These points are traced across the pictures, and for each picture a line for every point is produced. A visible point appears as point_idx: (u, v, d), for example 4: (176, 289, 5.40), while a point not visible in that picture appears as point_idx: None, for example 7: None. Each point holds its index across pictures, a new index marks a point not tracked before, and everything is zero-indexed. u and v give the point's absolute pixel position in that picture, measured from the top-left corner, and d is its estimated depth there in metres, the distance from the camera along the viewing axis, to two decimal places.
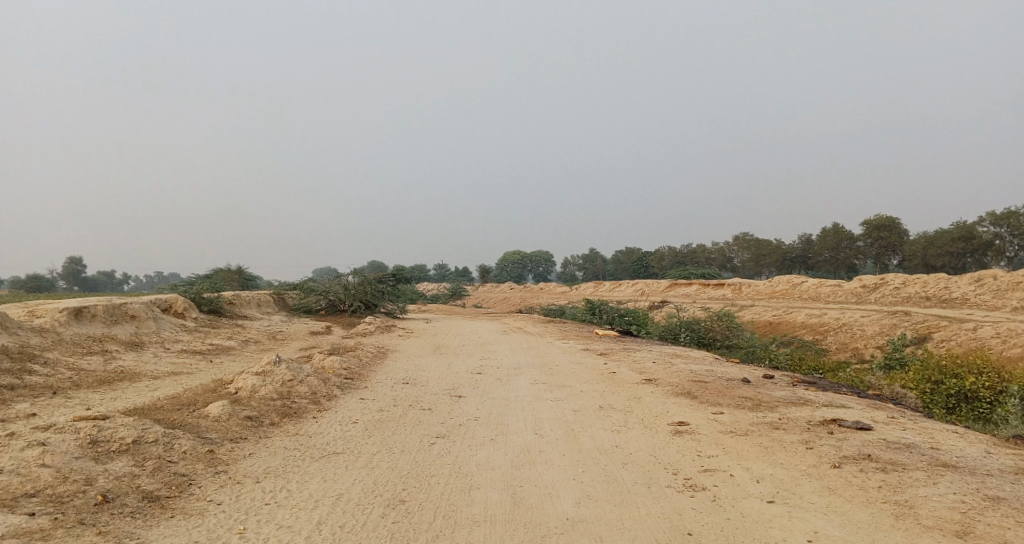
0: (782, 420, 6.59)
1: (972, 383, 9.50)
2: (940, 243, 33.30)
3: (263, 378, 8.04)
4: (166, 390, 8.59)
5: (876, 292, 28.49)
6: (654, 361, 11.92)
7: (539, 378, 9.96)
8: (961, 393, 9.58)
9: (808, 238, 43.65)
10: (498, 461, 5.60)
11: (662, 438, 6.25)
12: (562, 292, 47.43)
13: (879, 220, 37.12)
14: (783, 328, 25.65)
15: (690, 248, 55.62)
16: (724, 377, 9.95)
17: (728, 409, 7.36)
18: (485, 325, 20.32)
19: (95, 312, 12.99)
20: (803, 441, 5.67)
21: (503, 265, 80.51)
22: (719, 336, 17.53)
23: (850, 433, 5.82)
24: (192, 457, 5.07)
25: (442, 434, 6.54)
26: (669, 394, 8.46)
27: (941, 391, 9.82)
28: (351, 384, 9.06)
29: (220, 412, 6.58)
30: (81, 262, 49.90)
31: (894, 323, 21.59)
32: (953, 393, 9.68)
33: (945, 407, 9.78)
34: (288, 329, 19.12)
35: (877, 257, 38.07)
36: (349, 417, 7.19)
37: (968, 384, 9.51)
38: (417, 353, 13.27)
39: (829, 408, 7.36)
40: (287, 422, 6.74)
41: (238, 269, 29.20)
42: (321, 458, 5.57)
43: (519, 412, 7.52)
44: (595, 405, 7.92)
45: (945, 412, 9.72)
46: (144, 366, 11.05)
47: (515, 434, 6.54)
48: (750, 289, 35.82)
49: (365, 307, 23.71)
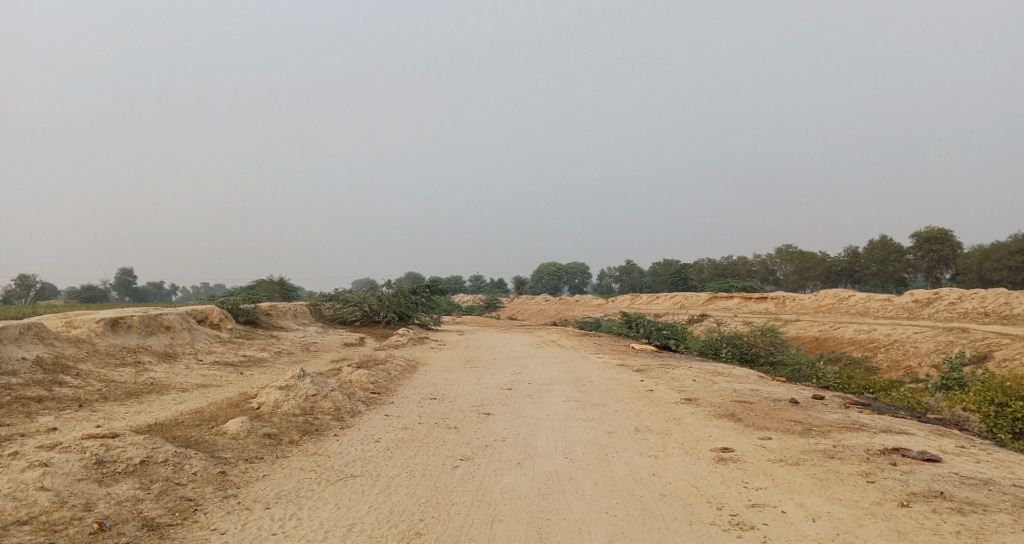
0: (838, 448, 6.01)
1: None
2: (996, 256, 31.74)
3: (285, 392, 7.82)
4: (191, 404, 8.45)
5: (929, 307, 27.14)
6: (694, 379, 11.36)
7: (572, 396, 9.51)
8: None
9: (854, 250, 42.13)
10: (525, 489, 5.21)
11: (704, 467, 5.74)
12: (597, 305, 46.81)
13: (930, 233, 35.57)
14: (830, 344, 24.60)
15: (731, 260, 54.38)
16: (770, 398, 9.35)
17: (776, 434, 6.80)
18: (519, 338, 19.96)
19: (131, 323, 13.06)
20: (863, 474, 5.11)
21: (539, 277, 80.20)
22: (762, 352, 16.78)
23: (917, 466, 5.22)
24: (202, 480, 4.82)
25: (466, 456, 6.17)
26: (711, 416, 7.92)
27: (1007, 415, 9.05)
28: (377, 399, 8.79)
29: (238, 429, 6.35)
30: (132, 273, 51.58)
31: (950, 341, 20.42)
32: (1021, 417, 8.93)
33: (1012, 433, 9.01)
34: (322, 340, 19.07)
35: (928, 271, 36.49)
36: (371, 435, 6.88)
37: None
38: (448, 366, 12.99)
39: (888, 435, 6.75)
40: (306, 441, 6.47)
41: (278, 280, 29.56)
42: (337, 482, 5.26)
43: (550, 433, 7.11)
44: (630, 426, 7.45)
45: (1012, 438, 8.97)
46: (174, 378, 11.00)
47: (545, 458, 6.13)
48: (794, 303, 34.63)
49: (399, 318, 23.54)
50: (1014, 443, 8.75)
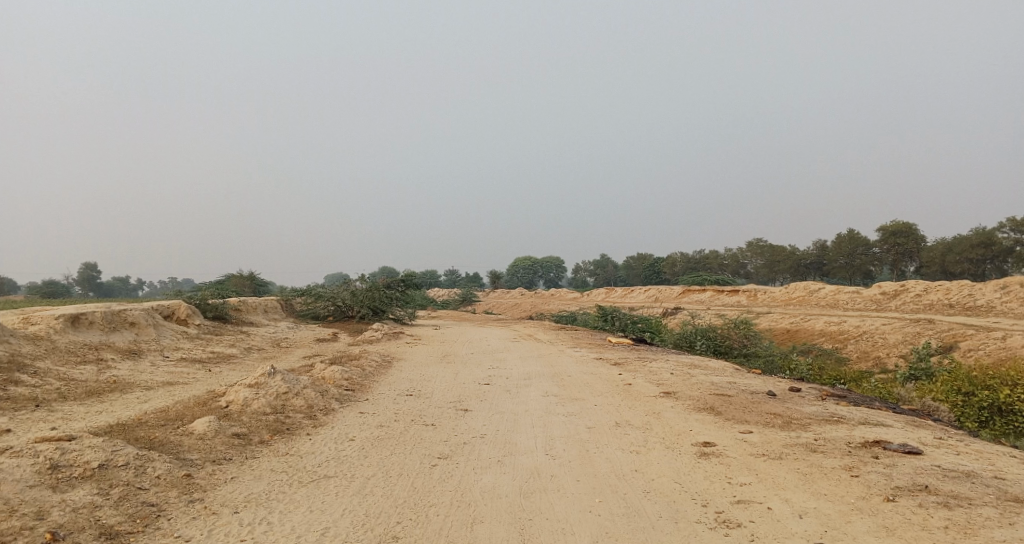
0: (819, 441, 5.97)
1: (1007, 396, 8.93)
2: (958, 249, 32.48)
3: (255, 390, 7.55)
4: (156, 403, 8.12)
5: (896, 299, 27.66)
6: (671, 372, 11.33)
7: (550, 390, 9.38)
8: (996, 406, 9.01)
9: (823, 244, 42.80)
10: (505, 488, 5.06)
11: (686, 462, 5.66)
12: (572, 298, 46.77)
13: (895, 226, 36.26)
14: (801, 336, 24.93)
15: (703, 254, 54.89)
16: (748, 391, 9.33)
17: (757, 428, 6.75)
18: (495, 332, 19.80)
19: (93, 319, 12.58)
20: (846, 468, 5.06)
21: (513, 271, 80.14)
22: (736, 344, 16.88)
23: (899, 459, 5.19)
24: (166, 483, 4.57)
25: (444, 454, 6.00)
26: (690, 409, 7.87)
27: (975, 404, 9.22)
28: (351, 396, 8.57)
29: (205, 429, 6.08)
30: (96, 268, 50.12)
31: (917, 332, 20.81)
32: (989, 406, 9.11)
33: (979, 422, 9.15)
34: (294, 335, 18.68)
35: (894, 264, 37.24)
36: (345, 434, 6.67)
37: (1004, 396, 8.93)
38: (424, 362, 12.78)
39: (867, 427, 6.75)
40: (277, 441, 6.23)
41: (248, 274, 28.95)
42: (309, 484, 5.05)
43: (529, 429, 6.98)
44: (610, 421, 7.35)
45: (980, 426, 9.11)
46: (138, 376, 10.61)
47: (525, 455, 5.99)
48: (765, 296, 35.06)
49: (373, 313, 23.19)
50: (982, 432, 8.91)
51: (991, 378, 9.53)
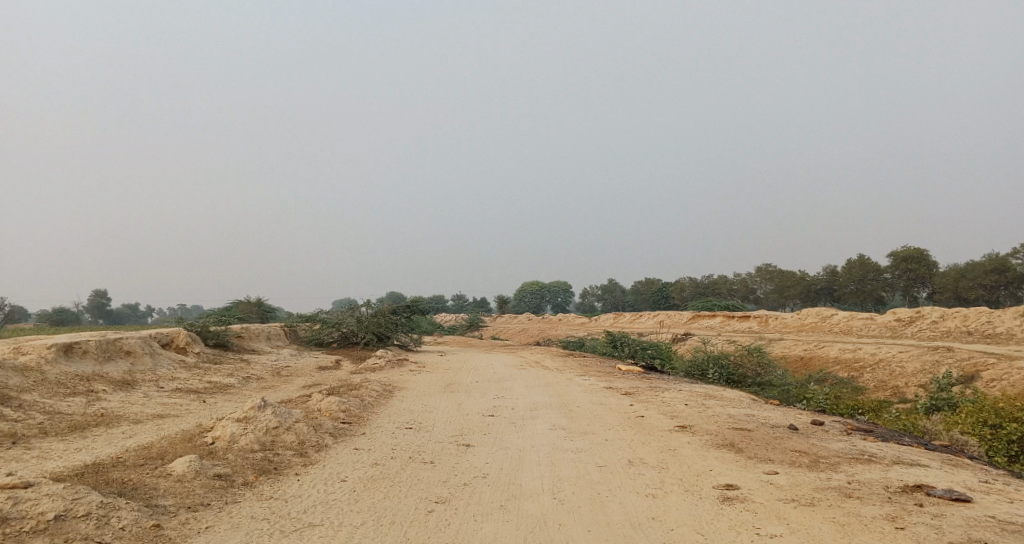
0: (853, 485, 5.43)
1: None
2: (972, 275, 31.84)
3: (244, 425, 7.10)
4: (140, 439, 7.67)
5: (912, 326, 26.94)
6: (685, 403, 10.79)
7: (558, 423, 8.86)
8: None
9: (833, 269, 42.19)
10: (508, 541, 4.58)
11: (708, 509, 5.14)
12: (580, 324, 46.12)
13: (907, 252, 35.68)
14: (815, 363, 24.26)
15: (712, 280, 54.34)
16: (768, 424, 8.79)
17: (783, 468, 6.21)
18: (502, 360, 19.22)
19: (87, 349, 12.19)
20: (889, 518, 4.54)
21: (521, 296, 79.74)
22: (749, 372, 16.31)
23: (948, 508, 4.66)
24: (130, 536, 4.10)
25: (443, 498, 5.51)
26: (708, 446, 7.34)
27: (1003, 438, 8.84)
28: (347, 430, 8.11)
29: (185, 469, 5.62)
30: (106, 295, 50.00)
31: (937, 360, 20.13)
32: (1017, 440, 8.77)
33: (1010, 458, 8.61)
34: (296, 364, 18.21)
35: (906, 290, 36.53)
36: (337, 474, 6.20)
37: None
38: (427, 391, 12.30)
39: (903, 467, 6.22)
40: (263, 482, 5.77)
41: (255, 301, 28.66)
42: (291, 534, 4.58)
43: (535, 468, 6.49)
44: (623, 459, 6.83)
45: (1011, 462, 8.57)
46: (129, 408, 10.17)
47: (530, 499, 5.51)
48: (776, 322, 34.40)
49: (378, 339, 22.72)
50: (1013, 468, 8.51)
51: (1018, 410, 9.14)
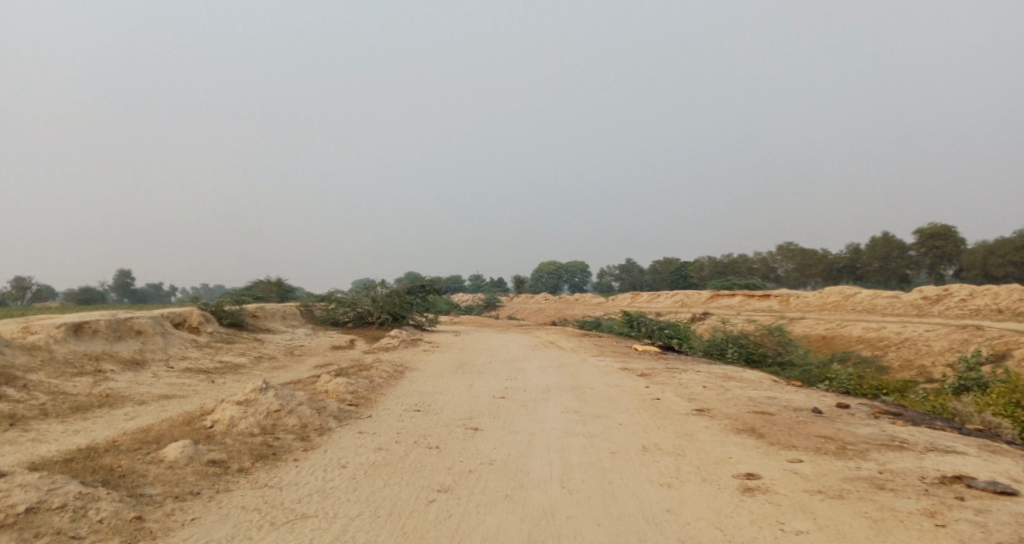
0: (886, 475, 5.03)
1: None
2: (1001, 252, 30.84)
3: (243, 408, 6.86)
4: (141, 421, 7.49)
5: (939, 304, 26.14)
6: (704, 385, 10.40)
7: (571, 406, 8.53)
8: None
9: (856, 247, 41.18)
10: (512, 535, 4.28)
11: (727, 501, 4.79)
12: (598, 303, 45.62)
13: (933, 228, 34.63)
14: (837, 343, 23.68)
15: (731, 259, 53.51)
16: (791, 407, 8.39)
17: (808, 456, 5.82)
18: (517, 340, 18.90)
19: (97, 328, 12.08)
20: (927, 513, 4.15)
21: (538, 276, 79.42)
22: (770, 352, 15.85)
23: (992, 503, 4.27)
24: (107, 530, 3.87)
25: (445, 487, 5.22)
26: (728, 431, 6.97)
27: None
28: (352, 413, 7.86)
29: (177, 455, 5.39)
30: (131, 275, 50.53)
31: (965, 339, 19.46)
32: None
33: None
34: (309, 343, 18.07)
35: (931, 267, 35.51)
36: (337, 460, 5.94)
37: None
38: (439, 372, 12.05)
39: (938, 455, 5.81)
40: (258, 469, 5.52)
41: (274, 280, 28.66)
42: (282, 526, 4.31)
43: (545, 454, 6.18)
44: (637, 445, 6.49)
45: None
46: (135, 388, 10.02)
47: (538, 488, 5.20)
48: (798, 300, 33.68)
49: (394, 319, 22.54)
50: None
51: None
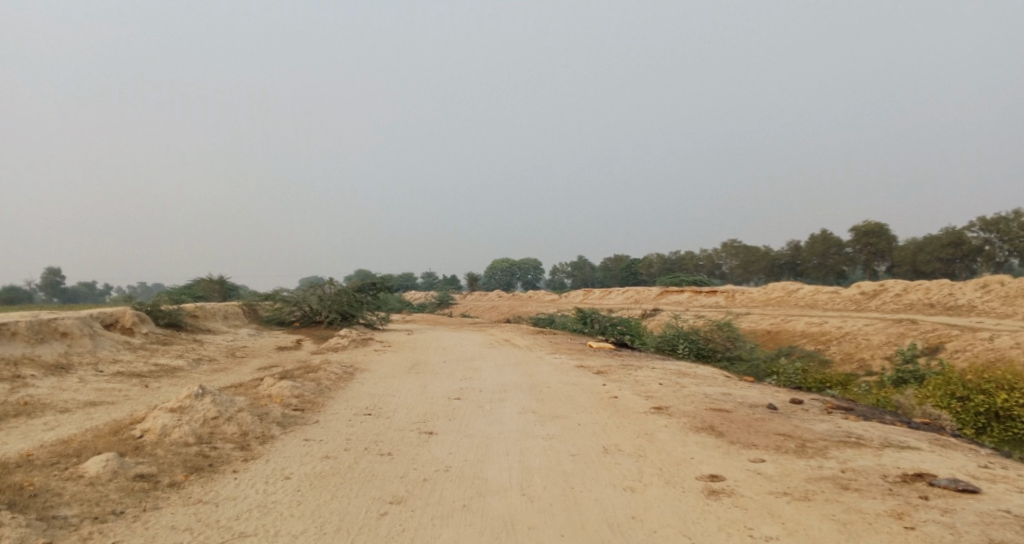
0: (849, 474, 4.98)
1: (1004, 400, 8.55)
2: (929, 249, 32.25)
3: (177, 416, 6.35)
4: (62, 432, 6.87)
5: (875, 299, 27.10)
6: (660, 381, 10.35)
7: (528, 406, 8.30)
8: (993, 412, 8.61)
9: (796, 244, 42.46)
10: None
11: (694, 505, 4.63)
12: (550, 300, 45.68)
13: (867, 226, 35.96)
14: (782, 338, 24.25)
15: (679, 256, 54.50)
16: (746, 404, 8.37)
17: (769, 455, 5.74)
18: (471, 338, 18.62)
19: (16, 330, 11.17)
20: (894, 514, 4.08)
21: (490, 273, 79.21)
22: (719, 347, 16.02)
23: (955, 501, 4.24)
24: None
25: (399, 498, 4.89)
26: (688, 430, 6.86)
27: (971, 410, 8.71)
28: (298, 419, 7.42)
29: (99, 470, 4.89)
30: (61, 273, 47.83)
31: (902, 332, 20.18)
32: (985, 412, 8.66)
33: (979, 430, 8.50)
34: (253, 344, 17.30)
35: (866, 264, 36.87)
36: (281, 471, 5.52)
37: (1001, 401, 8.55)
38: (390, 372, 11.65)
39: (895, 452, 5.82)
40: (192, 483, 5.07)
41: (216, 278, 27.50)
42: None
43: (503, 459, 5.91)
44: (598, 446, 6.29)
45: (980, 434, 8.46)
46: (58, 395, 9.27)
47: (497, 497, 4.93)
48: (743, 296, 34.45)
49: (342, 318, 21.89)
50: (982, 439, 8.39)
51: (987, 382, 9.01)
